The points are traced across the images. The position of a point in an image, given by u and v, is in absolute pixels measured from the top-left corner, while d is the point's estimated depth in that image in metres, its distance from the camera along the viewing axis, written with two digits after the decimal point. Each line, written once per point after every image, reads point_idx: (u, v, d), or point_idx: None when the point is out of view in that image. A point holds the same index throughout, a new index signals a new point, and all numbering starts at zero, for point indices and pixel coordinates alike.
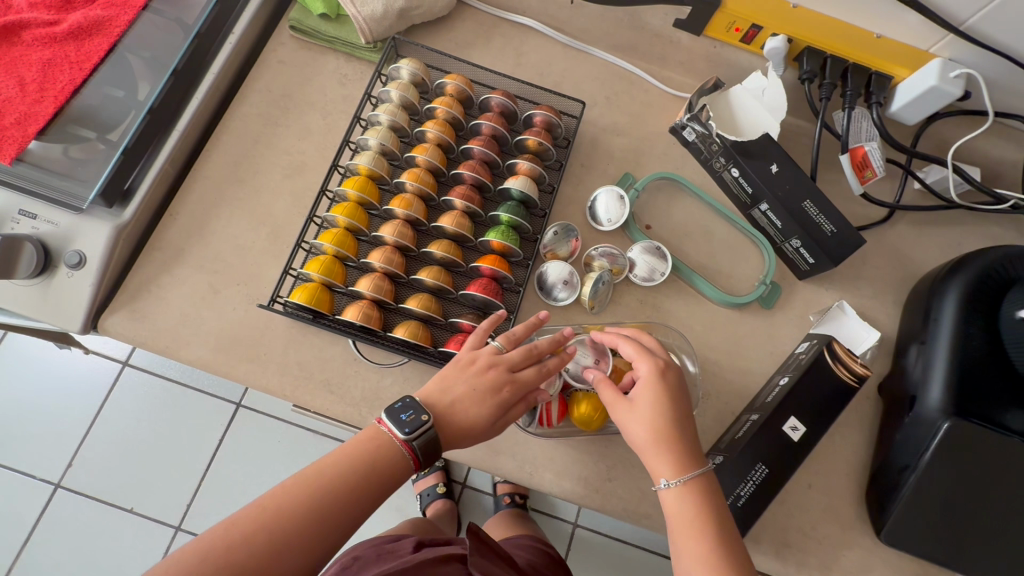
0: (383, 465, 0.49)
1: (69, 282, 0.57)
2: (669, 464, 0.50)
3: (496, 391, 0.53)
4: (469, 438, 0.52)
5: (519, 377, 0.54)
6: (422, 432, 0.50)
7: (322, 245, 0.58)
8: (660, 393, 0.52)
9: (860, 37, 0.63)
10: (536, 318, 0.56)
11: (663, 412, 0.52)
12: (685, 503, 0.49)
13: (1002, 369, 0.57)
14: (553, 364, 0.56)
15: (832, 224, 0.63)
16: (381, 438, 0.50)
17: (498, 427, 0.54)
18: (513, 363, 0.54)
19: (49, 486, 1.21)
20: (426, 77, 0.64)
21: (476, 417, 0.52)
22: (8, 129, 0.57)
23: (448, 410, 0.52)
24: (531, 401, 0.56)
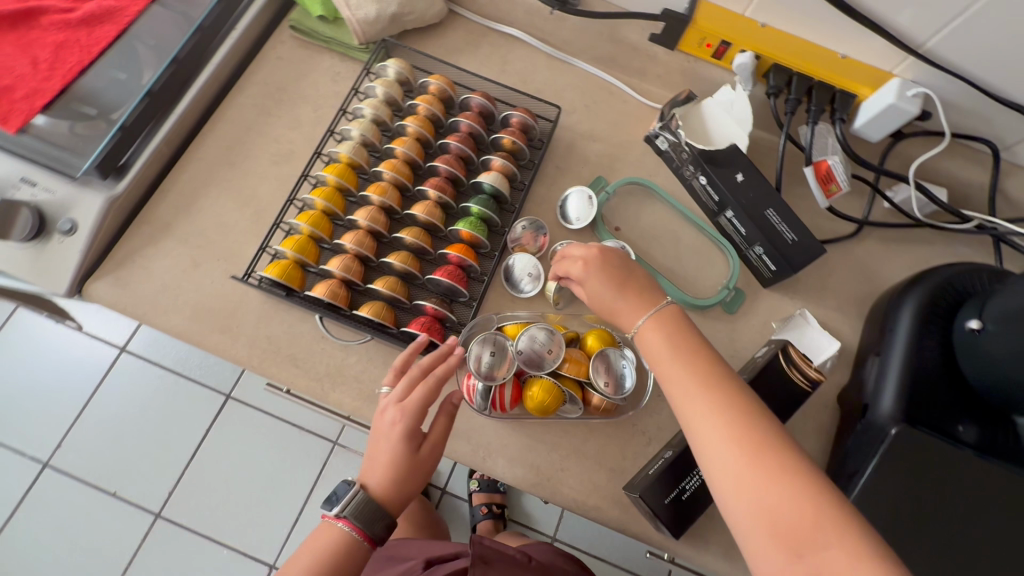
0: (342, 551, 0.52)
1: (60, 247, 0.61)
2: (633, 312, 0.55)
3: (395, 427, 0.53)
4: (402, 479, 0.53)
5: (416, 405, 0.53)
6: (348, 503, 0.53)
7: (299, 225, 0.61)
8: (597, 267, 0.57)
9: (824, 56, 0.66)
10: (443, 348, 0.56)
11: (609, 276, 0.56)
12: (657, 339, 0.52)
13: (953, 380, 0.58)
14: (441, 373, 0.54)
15: (793, 232, 0.65)
16: (329, 528, 0.53)
17: (425, 457, 0.54)
18: (401, 393, 0.54)
19: (38, 464, 1.23)
20: (411, 77, 0.69)
21: (392, 464, 0.53)
22: (18, 103, 0.62)
23: (371, 470, 0.54)
24: (449, 409, 0.55)
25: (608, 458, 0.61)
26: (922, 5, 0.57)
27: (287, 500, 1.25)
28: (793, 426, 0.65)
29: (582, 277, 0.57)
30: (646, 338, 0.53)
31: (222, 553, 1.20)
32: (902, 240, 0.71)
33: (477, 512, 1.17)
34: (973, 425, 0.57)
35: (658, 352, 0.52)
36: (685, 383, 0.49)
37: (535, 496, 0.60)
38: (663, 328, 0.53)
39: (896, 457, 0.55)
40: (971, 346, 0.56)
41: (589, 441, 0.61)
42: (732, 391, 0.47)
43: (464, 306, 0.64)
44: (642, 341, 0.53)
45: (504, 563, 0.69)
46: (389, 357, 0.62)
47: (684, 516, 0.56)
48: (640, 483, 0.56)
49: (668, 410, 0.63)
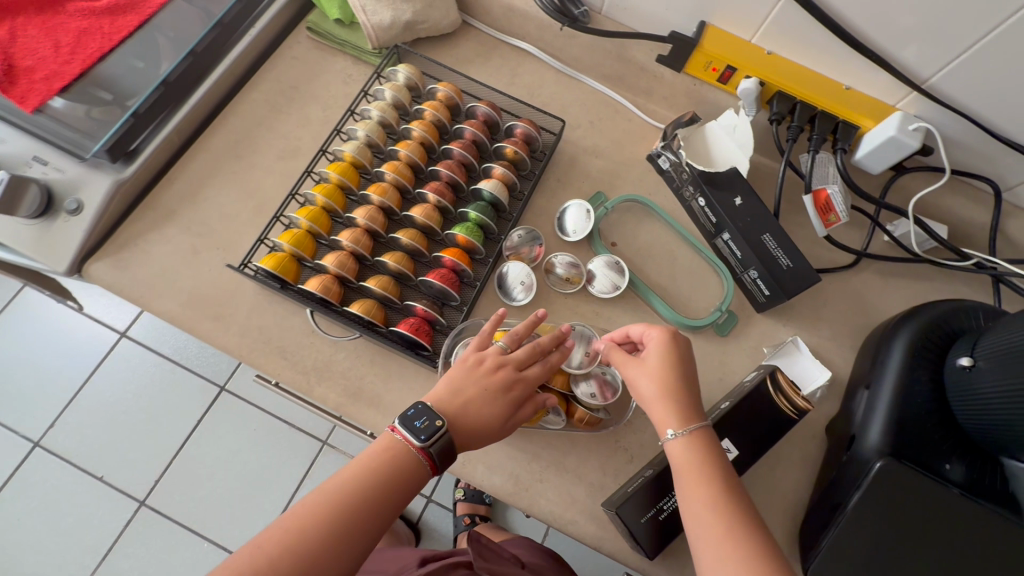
0: (399, 473, 0.50)
1: (65, 226, 0.62)
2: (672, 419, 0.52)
3: (505, 392, 0.55)
4: (484, 438, 0.54)
5: (526, 374, 0.56)
6: (436, 439, 0.51)
7: (298, 219, 0.62)
8: (654, 369, 0.54)
9: (828, 86, 0.67)
10: (536, 317, 0.58)
11: (664, 375, 0.54)
12: (688, 457, 0.50)
13: (942, 417, 0.57)
14: (557, 359, 0.58)
15: (789, 258, 0.64)
16: (397, 448, 0.51)
17: (508, 428, 0.55)
18: (519, 361, 0.56)
19: (29, 443, 1.24)
20: (420, 83, 0.70)
21: (487, 418, 0.54)
22: (36, 83, 0.64)
23: (459, 414, 0.53)
24: (541, 403, 0.56)
25: (589, 473, 0.60)
26: (926, 40, 0.58)
27: (272, 496, 1.24)
28: (779, 454, 0.64)
29: (636, 369, 0.55)
30: (675, 453, 0.51)
31: (202, 546, 1.20)
32: (900, 275, 0.71)
33: (460, 522, 1.17)
34: (960, 463, 0.55)
35: (685, 467, 0.50)
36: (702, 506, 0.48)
37: (512, 506, 0.59)
38: (699, 446, 0.51)
39: (882, 491, 0.54)
40: (962, 384, 0.55)
41: (570, 454, 0.61)
42: (747, 529, 0.47)
43: (455, 310, 0.65)
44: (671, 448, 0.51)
45: (500, 562, 0.73)
46: (377, 355, 0.62)
47: (661, 536, 0.55)
48: (618, 499, 0.56)
49: (653, 428, 0.62)
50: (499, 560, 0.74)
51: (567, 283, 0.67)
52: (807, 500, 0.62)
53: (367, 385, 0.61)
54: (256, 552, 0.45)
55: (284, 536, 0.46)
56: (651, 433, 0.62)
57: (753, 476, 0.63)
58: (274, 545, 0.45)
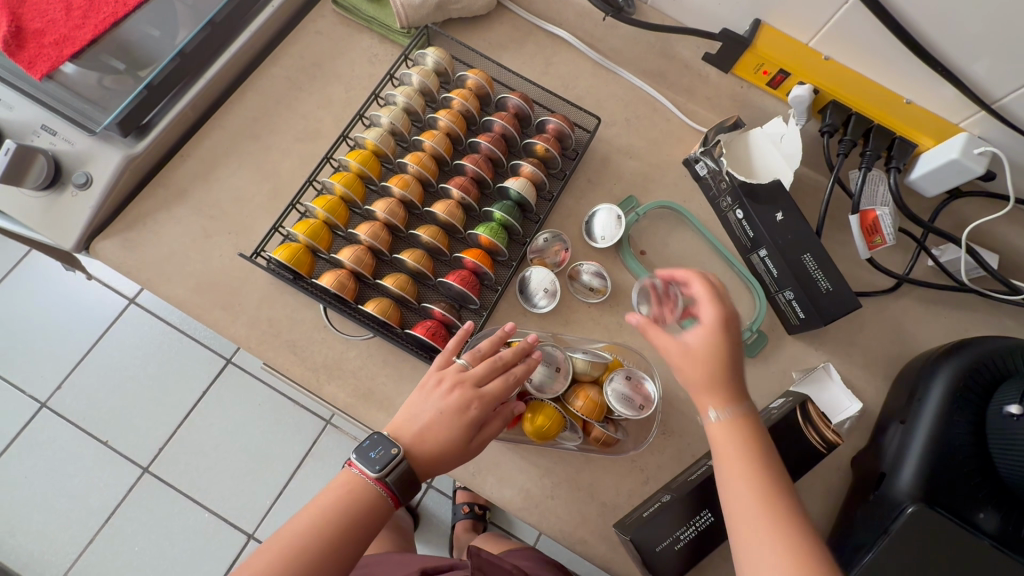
0: (359, 508, 0.49)
1: (74, 200, 0.60)
2: (717, 399, 0.50)
3: (464, 412, 0.52)
4: (447, 463, 0.52)
5: (484, 392, 0.53)
6: (393, 467, 0.50)
7: (314, 209, 0.59)
8: (705, 359, 0.50)
9: (889, 99, 0.62)
10: (502, 331, 0.56)
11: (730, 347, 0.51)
12: (737, 453, 0.48)
13: (981, 463, 0.54)
14: (520, 373, 0.54)
15: (829, 281, 0.61)
16: (353, 483, 0.50)
17: (472, 448, 0.53)
18: (478, 378, 0.53)
19: (36, 403, 1.24)
20: (449, 69, 0.66)
21: (447, 442, 0.52)
22: (46, 47, 0.60)
23: (417, 439, 0.52)
24: (508, 415, 0.55)
25: (602, 492, 0.58)
26: (1003, 56, 0.53)
27: (273, 473, 1.24)
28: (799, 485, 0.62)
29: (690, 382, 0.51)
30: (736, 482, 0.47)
31: (202, 515, 1.20)
32: (943, 303, 0.67)
33: (459, 510, 1.18)
34: (995, 512, 0.52)
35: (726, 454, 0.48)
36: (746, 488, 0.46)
37: (521, 520, 0.58)
38: (736, 433, 0.49)
39: (908, 537, 0.52)
40: (1007, 432, 0.51)
41: (584, 471, 0.59)
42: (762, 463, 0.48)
43: (473, 314, 0.62)
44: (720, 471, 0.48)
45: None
46: (389, 356, 0.60)
47: (676, 565, 0.54)
48: (631, 524, 0.54)
49: (670, 450, 0.60)
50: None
51: (593, 293, 0.64)
52: (826, 534, 0.60)
53: (377, 387, 0.59)
54: None
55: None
56: (669, 453, 0.60)
57: None
58: None
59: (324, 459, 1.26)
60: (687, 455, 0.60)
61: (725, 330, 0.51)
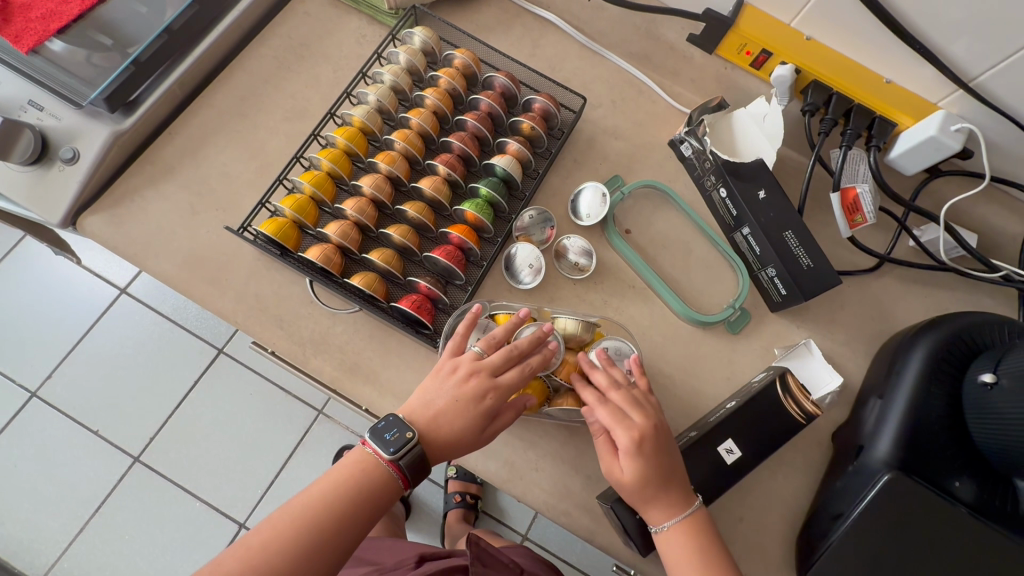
0: (371, 487, 0.50)
1: (61, 175, 0.60)
2: (662, 513, 0.53)
3: (480, 401, 0.53)
4: (459, 449, 0.53)
5: (500, 382, 0.54)
6: (406, 452, 0.50)
7: (301, 184, 0.60)
8: (649, 451, 0.53)
9: (869, 78, 0.63)
10: (515, 318, 0.57)
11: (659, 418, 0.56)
12: (681, 548, 0.52)
13: (956, 431, 0.54)
14: (536, 364, 0.55)
15: (810, 257, 0.62)
16: (367, 462, 0.50)
17: (485, 436, 0.53)
18: (494, 367, 0.55)
19: (26, 392, 1.24)
20: (436, 48, 0.67)
21: (462, 428, 0.52)
22: (32, 22, 0.60)
23: (431, 425, 0.52)
24: (520, 407, 0.55)
25: (586, 465, 0.59)
26: (979, 33, 0.54)
27: (265, 462, 1.24)
28: (782, 459, 0.62)
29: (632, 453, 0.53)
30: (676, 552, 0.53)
31: (194, 504, 1.20)
32: (923, 282, 0.68)
33: (450, 499, 1.19)
34: (970, 481, 0.53)
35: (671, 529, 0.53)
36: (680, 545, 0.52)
37: (505, 493, 0.58)
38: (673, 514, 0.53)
39: (883, 504, 0.53)
40: (982, 402, 0.52)
41: (568, 445, 0.59)
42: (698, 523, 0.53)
43: (459, 290, 0.63)
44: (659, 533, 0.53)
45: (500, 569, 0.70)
46: (375, 330, 0.60)
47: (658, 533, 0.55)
48: (612, 494, 0.56)
49: None
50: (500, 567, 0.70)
51: (576, 271, 0.65)
52: (807, 507, 0.61)
53: (363, 361, 0.59)
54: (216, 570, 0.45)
55: (254, 548, 0.46)
56: None
57: (752, 479, 0.61)
58: (235, 562, 0.46)
59: (316, 448, 1.26)
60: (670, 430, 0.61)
61: (639, 449, 0.53)
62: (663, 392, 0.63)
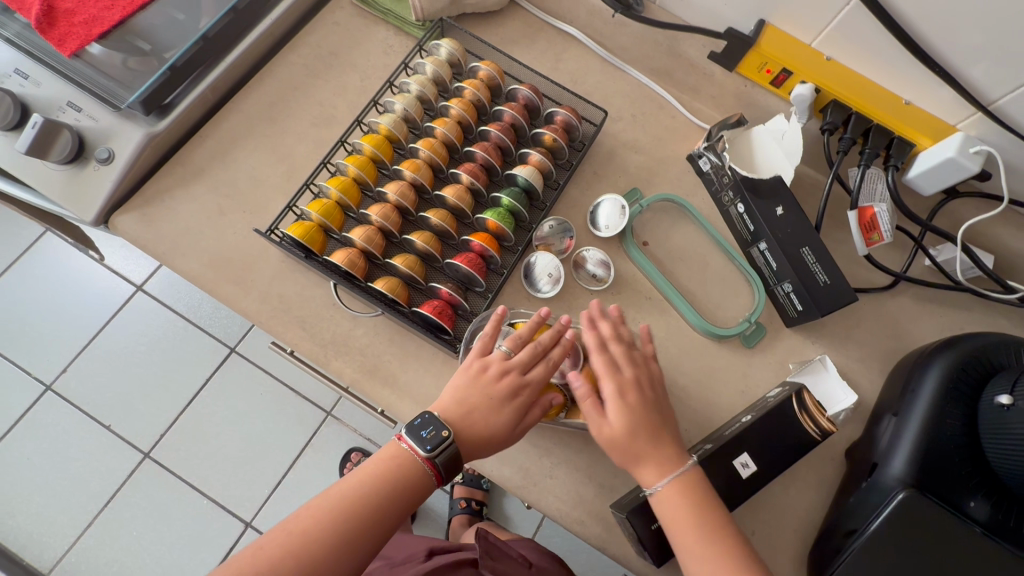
0: (406, 481, 0.51)
1: (95, 174, 0.62)
2: (654, 473, 0.53)
3: (511, 400, 0.54)
4: (493, 447, 0.53)
5: (530, 379, 0.55)
6: (443, 449, 0.51)
7: (328, 189, 0.61)
8: (638, 402, 0.55)
9: (887, 100, 0.64)
10: (537, 316, 0.57)
11: (654, 395, 0.56)
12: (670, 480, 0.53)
13: (972, 452, 0.54)
14: (559, 358, 0.56)
15: (826, 275, 0.62)
16: (403, 456, 0.51)
17: (518, 434, 0.54)
18: (523, 366, 0.55)
19: (41, 386, 1.26)
20: (462, 60, 0.68)
21: (496, 427, 0.53)
22: (75, 26, 0.62)
23: (465, 424, 0.53)
24: (548, 404, 0.55)
25: (600, 473, 0.59)
26: (999, 58, 0.55)
27: (274, 462, 1.25)
28: (794, 474, 0.62)
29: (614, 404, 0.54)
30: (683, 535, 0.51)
31: (201, 502, 1.21)
32: (938, 302, 0.68)
33: (456, 504, 1.19)
34: (987, 502, 0.53)
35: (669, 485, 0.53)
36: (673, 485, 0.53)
37: (519, 499, 0.59)
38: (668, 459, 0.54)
39: (897, 523, 0.53)
40: (999, 423, 0.52)
41: (582, 453, 0.60)
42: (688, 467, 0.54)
43: (479, 297, 0.64)
44: (664, 516, 0.52)
45: (508, 564, 0.71)
46: (396, 334, 0.61)
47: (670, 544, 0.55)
48: (627, 503, 0.55)
49: None
50: (508, 561, 0.71)
51: (594, 281, 0.65)
52: (819, 523, 0.61)
53: (383, 364, 0.60)
54: (255, 555, 0.46)
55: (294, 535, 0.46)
56: None
57: (764, 493, 0.61)
58: (273, 547, 0.46)
59: (324, 449, 1.27)
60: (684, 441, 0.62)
61: (625, 398, 0.55)
62: (678, 404, 0.63)
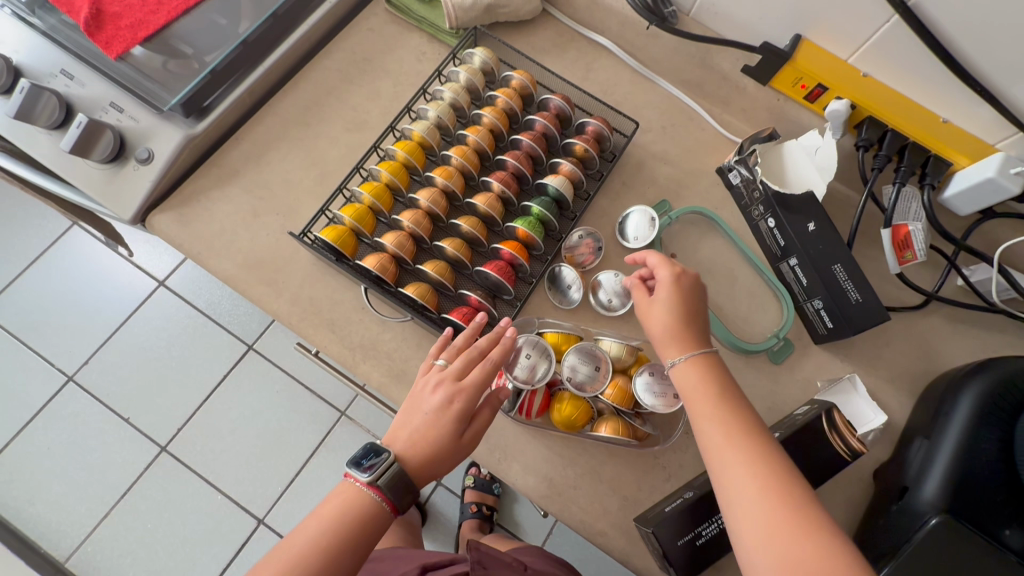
0: (358, 517, 0.48)
1: (134, 173, 0.63)
2: (676, 350, 0.54)
3: (448, 407, 0.52)
4: (443, 460, 0.51)
5: (466, 383, 0.53)
6: (383, 471, 0.49)
7: (361, 194, 0.62)
8: (680, 292, 0.56)
9: (927, 118, 0.63)
10: (500, 330, 0.56)
11: (690, 302, 0.55)
12: (721, 439, 0.48)
13: (1006, 478, 0.54)
14: (497, 356, 0.53)
15: (859, 293, 0.61)
16: (349, 492, 0.49)
17: (466, 442, 0.52)
18: (457, 371, 0.53)
19: (63, 376, 1.28)
20: (495, 68, 0.69)
21: (436, 438, 0.51)
22: (122, 29, 0.64)
23: (409, 443, 0.51)
24: (494, 402, 0.54)
25: (624, 486, 0.59)
26: None
27: (288, 460, 1.26)
28: (821, 493, 0.62)
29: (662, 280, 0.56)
30: (735, 483, 0.46)
31: (215, 497, 1.22)
32: (972, 323, 0.67)
33: (467, 509, 1.19)
34: (1020, 529, 0.53)
35: (720, 432, 0.48)
36: (718, 436, 0.48)
37: (542, 508, 0.59)
38: (718, 410, 0.50)
39: (932, 549, 0.52)
40: None
41: (607, 464, 0.60)
42: (745, 424, 0.49)
43: (507, 305, 0.64)
44: (715, 467, 0.48)
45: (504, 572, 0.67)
46: (424, 340, 0.61)
47: (695, 560, 0.54)
48: (653, 518, 0.54)
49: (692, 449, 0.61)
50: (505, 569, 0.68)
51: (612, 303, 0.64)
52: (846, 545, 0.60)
53: (411, 369, 0.61)
54: None
55: None
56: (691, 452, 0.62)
57: None
58: None
59: (338, 449, 1.28)
60: None
61: (675, 283, 0.56)
62: None
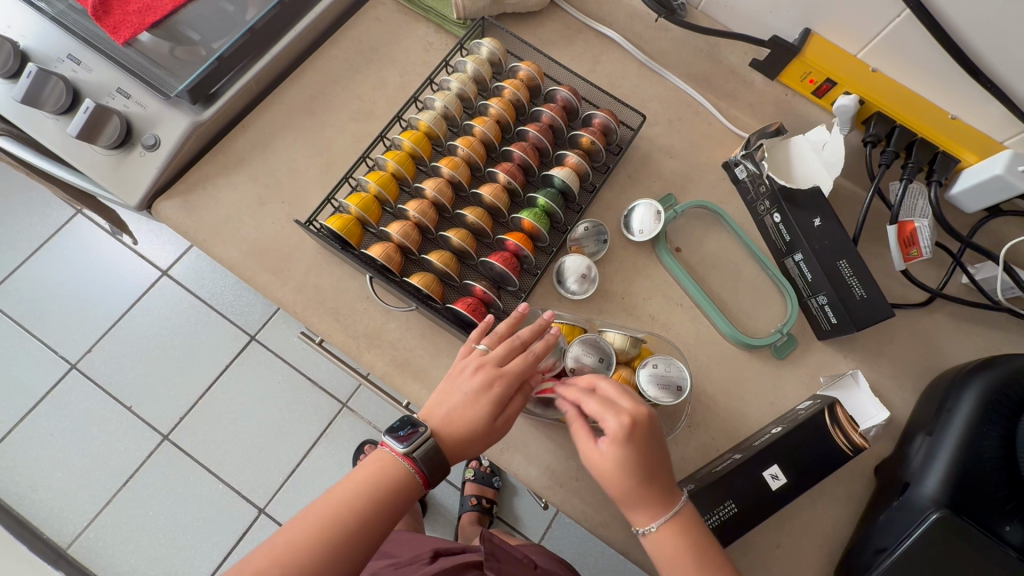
0: (391, 483, 0.50)
1: (141, 159, 0.63)
2: (647, 513, 0.52)
3: (487, 391, 0.53)
4: (477, 442, 0.52)
5: (507, 370, 0.53)
6: (420, 444, 0.51)
7: (367, 183, 0.62)
8: (637, 438, 0.51)
9: (937, 114, 0.63)
10: (542, 321, 0.57)
11: (643, 458, 0.51)
12: (673, 544, 0.51)
13: (1006, 475, 0.54)
14: (540, 349, 0.55)
15: (863, 288, 0.62)
16: (385, 460, 0.51)
17: (500, 425, 0.53)
18: (498, 359, 0.54)
19: (66, 364, 1.28)
20: (502, 59, 0.69)
21: (473, 420, 0.52)
22: (130, 15, 0.64)
23: (445, 422, 0.52)
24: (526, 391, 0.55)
25: None
26: None
27: (288, 451, 1.26)
28: (822, 488, 0.62)
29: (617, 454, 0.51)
30: None
31: (217, 487, 1.23)
32: (976, 321, 0.67)
33: (466, 501, 1.19)
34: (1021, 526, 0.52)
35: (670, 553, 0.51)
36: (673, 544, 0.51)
37: (544, 499, 0.59)
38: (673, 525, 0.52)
39: (928, 543, 0.53)
40: None
41: None
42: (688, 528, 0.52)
43: (512, 296, 0.64)
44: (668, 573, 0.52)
45: (513, 566, 0.68)
46: (428, 330, 0.62)
47: None
48: None
49: (694, 442, 0.62)
50: (513, 563, 0.68)
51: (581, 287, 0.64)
52: (846, 540, 0.60)
53: (414, 358, 0.61)
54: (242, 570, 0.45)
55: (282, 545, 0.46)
56: (692, 445, 0.62)
57: (791, 507, 0.61)
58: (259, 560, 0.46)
59: (339, 440, 1.28)
60: (711, 450, 0.62)
61: (630, 436, 0.51)
62: (706, 411, 0.63)
